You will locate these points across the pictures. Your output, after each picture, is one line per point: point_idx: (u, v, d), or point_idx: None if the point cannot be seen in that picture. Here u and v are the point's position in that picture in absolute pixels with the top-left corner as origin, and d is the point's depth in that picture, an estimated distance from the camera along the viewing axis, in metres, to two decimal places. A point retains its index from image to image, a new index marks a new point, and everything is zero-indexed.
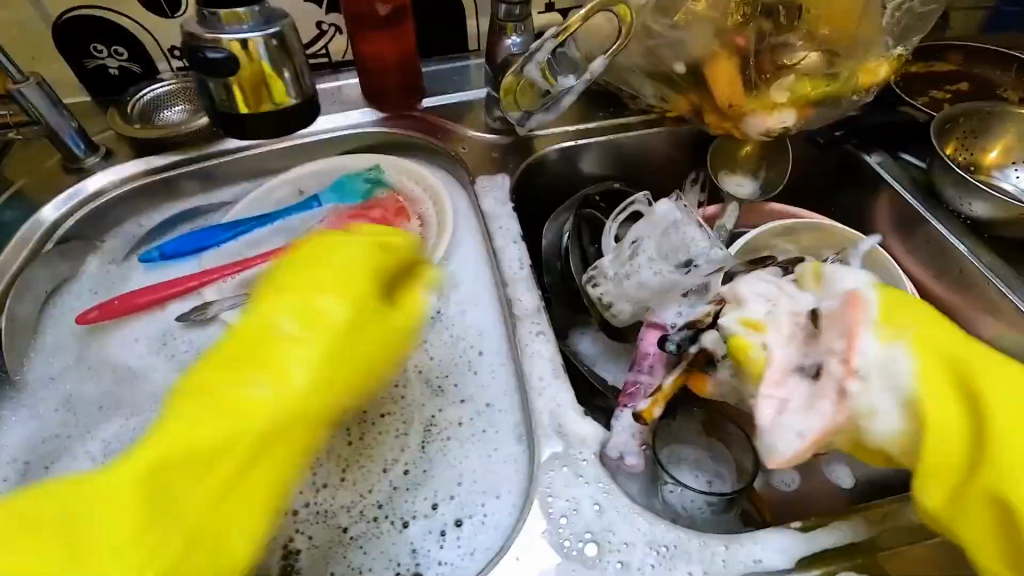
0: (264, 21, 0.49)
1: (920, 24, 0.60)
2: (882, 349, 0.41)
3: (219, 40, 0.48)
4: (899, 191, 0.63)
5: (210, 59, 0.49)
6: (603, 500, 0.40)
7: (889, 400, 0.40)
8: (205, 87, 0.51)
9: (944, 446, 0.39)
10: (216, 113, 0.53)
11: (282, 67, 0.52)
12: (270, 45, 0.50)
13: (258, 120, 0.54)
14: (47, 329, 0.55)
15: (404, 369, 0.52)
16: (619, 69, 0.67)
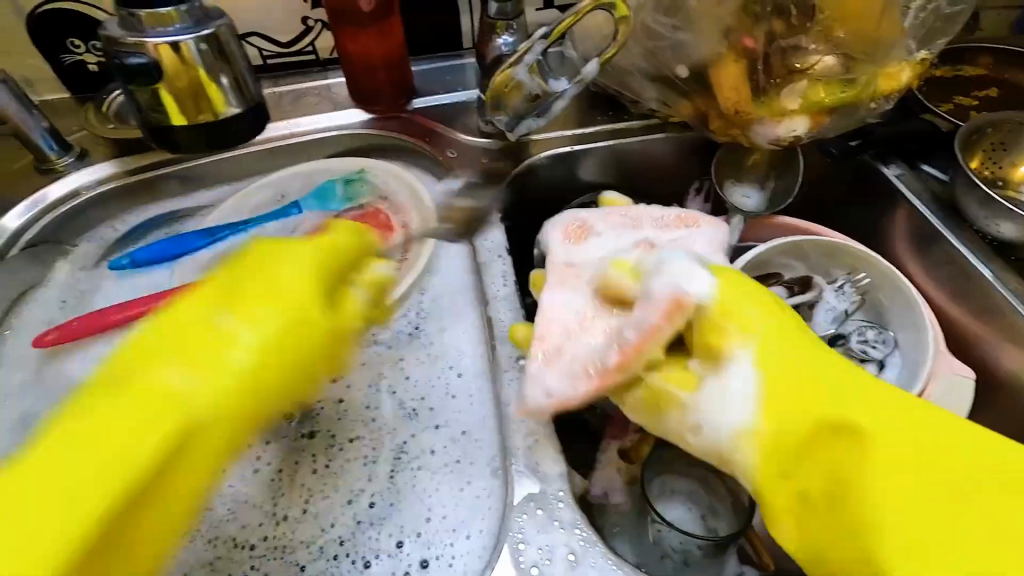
0: (194, 24, 0.46)
1: (947, 27, 0.55)
2: (717, 362, 0.36)
3: (142, 44, 0.45)
4: (918, 207, 0.59)
5: (132, 64, 0.46)
6: (579, 549, 0.37)
7: (730, 393, 0.35)
8: (131, 93, 0.49)
9: (814, 470, 0.34)
10: (146, 121, 0.50)
11: (219, 72, 0.49)
12: (203, 49, 0.47)
13: (192, 130, 0.51)
14: (9, 339, 0.53)
15: (378, 392, 0.49)
16: (618, 72, 0.63)
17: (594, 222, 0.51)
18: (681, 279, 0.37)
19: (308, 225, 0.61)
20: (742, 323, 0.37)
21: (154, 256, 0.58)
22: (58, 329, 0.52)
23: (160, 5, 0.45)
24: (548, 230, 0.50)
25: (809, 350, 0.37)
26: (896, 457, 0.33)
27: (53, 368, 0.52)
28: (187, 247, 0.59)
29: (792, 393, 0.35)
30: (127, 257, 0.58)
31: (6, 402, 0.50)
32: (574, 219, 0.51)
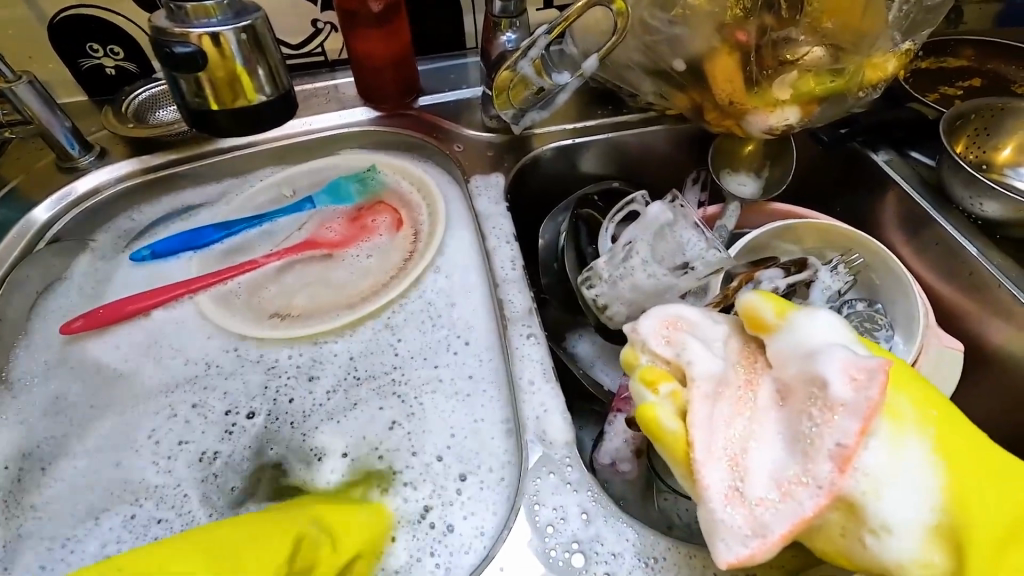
0: (234, 16, 0.49)
1: (931, 18, 0.58)
2: (897, 446, 0.33)
3: (187, 34, 0.47)
4: (906, 190, 0.61)
5: (177, 53, 0.48)
6: (591, 508, 0.39)
7: (908, 510, 0.32)
8: (176, 82, 0.51)
9: (973, 546, 0.32)
10: (187, 108, 0.53)
11: (256, 65, 0.51)
12: (241, 40, 0.49)
13: (227, 118, 0.53)
14: (37, 329, 0.55)
15: (384, 356, 0.53)
16: (617, 66, 0.66)
17: (690, 320, 0.42)
18: (850, 364, 0.34)
19: (321, 221, 0.64)
20: (897, 418, 0.34)
21: (172, 248, 0.60)
22: (84, 317, 0.54)
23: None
24: (647, 328, 0.41)
25: (948, 437, 0.34)
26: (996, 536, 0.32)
27: (80, 355, 0.54)
28: (204, 239, 0.61)
29: (982, 461, 0.34)
30: (147, 249, 0.60)
31: (37, 388, 0.52)
32: (659, 323, 0.41)
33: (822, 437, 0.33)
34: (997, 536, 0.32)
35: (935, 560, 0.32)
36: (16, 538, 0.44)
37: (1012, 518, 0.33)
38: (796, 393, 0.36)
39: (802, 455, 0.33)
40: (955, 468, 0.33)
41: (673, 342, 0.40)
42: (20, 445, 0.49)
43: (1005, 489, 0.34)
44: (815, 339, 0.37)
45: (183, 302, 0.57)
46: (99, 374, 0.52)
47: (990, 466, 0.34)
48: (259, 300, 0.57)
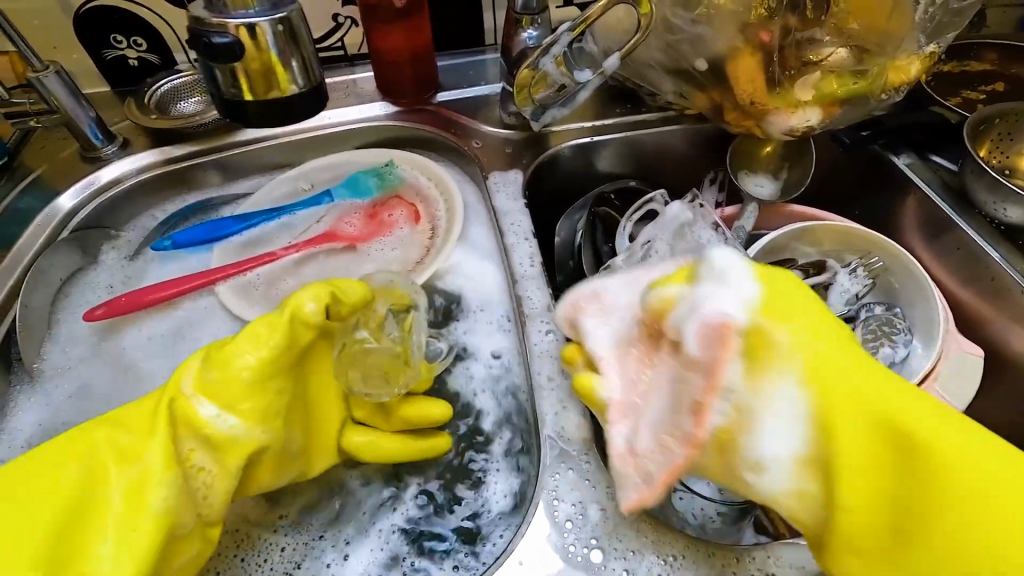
0: (271, 7, 0.49)
1: (957, 20, 0.58)
2: (757, 387, 0.31)
3: (224, 25, 0.48)
4: (928, 194, 0.61)
5: (214, 43, 0.48)
6: (610, 505, 0.39)
7: (781, 443, 0.31)
8: (211, 72, 0.51)
9: (850, 478, 0.29)
10: (220, 98, 0.53)
11: (290, 57, 0.52)
12: (277, 31, 0.50)
13: (260, 108, 0.53)
14: (61, 316, 0.56)
15: None
16: (637, 65, 0.66)
17: (607, 289, 0.39)
18: (734, 298, 0.31)
19: (339, 215, 0.64)
20: (766, 347, 0.30)
21: (193, 238, 0.60)
22: (106, 305, 0.54)
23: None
24: (572, 301, 0.40)
25: (839, 367, 0.31)
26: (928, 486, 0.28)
27: (104, 342, 0.54)
28: (224, 230, 0.61)
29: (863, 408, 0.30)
30: (169, 239, 0.60)
31: (61, 375, 0.53)
32: (573, 300, 0.40)
33: (686, 386, 0.32)
34: (921, 495, 0.28)
35: (808, 489, 0.31)
36: None
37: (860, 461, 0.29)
38: (659, 341, 0.34)
39: (687, 408, 0.32)
40: (843, 392, 0.30)
41: (576, 326, 0.39)
42: (45, 430, 0.49)
43: (840, 423, 0.30)
44: (729, 278, 0.32)
45: (204, 293, 0.57)
46: (123, 364, 0.53)
47: (860, 397, 0.30)
48: (277, 292, 0.58)
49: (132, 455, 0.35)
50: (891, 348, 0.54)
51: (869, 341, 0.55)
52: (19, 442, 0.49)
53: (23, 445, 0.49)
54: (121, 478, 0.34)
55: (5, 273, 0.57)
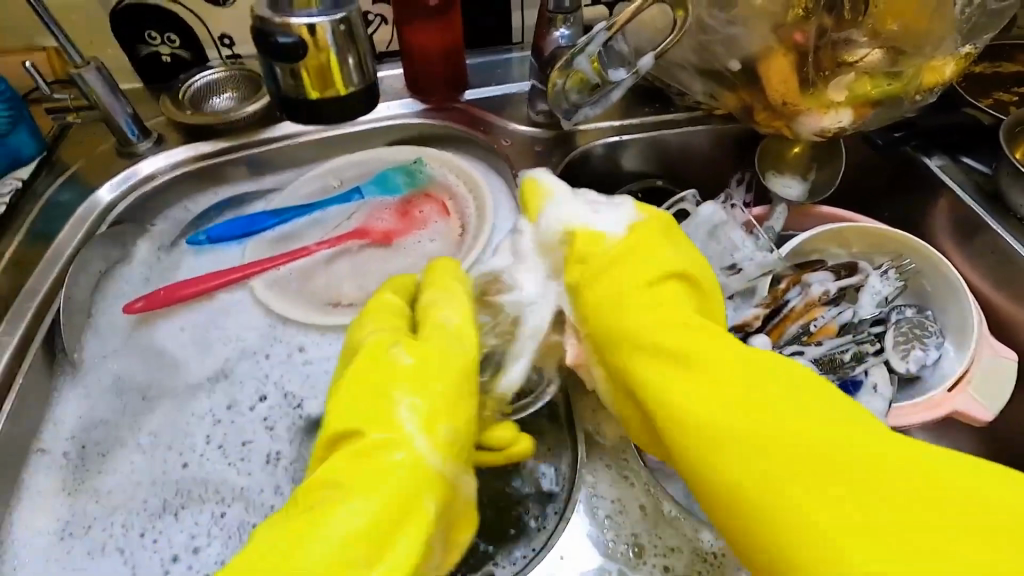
0: (332, 6, 0.50)
1: (994, 22, 0.57)
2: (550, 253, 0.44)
3: (288, 25, 0.49)
4: (960, 196, 0.61)
5: (280, 42, 0.49)
6: (649, 503, 0.40)
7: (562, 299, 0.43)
8: (272, 70, 0.52)
9: (601, 291, 0.40)
10: (281, 96, 0.54)
11: (347, 54, 0.52)
12: (338, 30, 0.50)
13: (320, 105, 0.54)
14: (101, 308, 0.57)
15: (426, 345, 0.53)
16: (667, 64, 0.66)
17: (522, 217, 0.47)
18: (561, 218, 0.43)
19: (368, 212, 0.65)
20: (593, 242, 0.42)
21: (227, 233, 0.61)
22: (146, 297, 0.55)
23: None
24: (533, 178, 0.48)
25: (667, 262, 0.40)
26: (747, 406, 0.33)
27: (142, 333, 0.55)
28: (257, 226, 0.62)
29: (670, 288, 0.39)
30: (204, 234, 0.61)
31: (102, 366, 0.54)
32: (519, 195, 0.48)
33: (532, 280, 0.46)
34: (740, 432, 0.32)
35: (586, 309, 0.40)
36: (91, 510, 0.46)
37: (761, 405, 0.33)
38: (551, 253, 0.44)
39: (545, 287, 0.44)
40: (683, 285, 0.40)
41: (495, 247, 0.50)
42: (89, 421, 0.51)
43: (761, 381, 0.34)
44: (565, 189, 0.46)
45: (238, 287, 0.58)
46: (162, 356, 0.54)
47: (724, 368, 0.35)
48: (311, 287, 0.59)
49: (364, 515, 0.32)
50: (923, 351, 0.55)
51: (901, 344, 0.55)
52: (65, 432, 0.50)
53: (69, 435, 0.50)
54: (341, 526, 0.32)
55: (46, 266, 0.58)
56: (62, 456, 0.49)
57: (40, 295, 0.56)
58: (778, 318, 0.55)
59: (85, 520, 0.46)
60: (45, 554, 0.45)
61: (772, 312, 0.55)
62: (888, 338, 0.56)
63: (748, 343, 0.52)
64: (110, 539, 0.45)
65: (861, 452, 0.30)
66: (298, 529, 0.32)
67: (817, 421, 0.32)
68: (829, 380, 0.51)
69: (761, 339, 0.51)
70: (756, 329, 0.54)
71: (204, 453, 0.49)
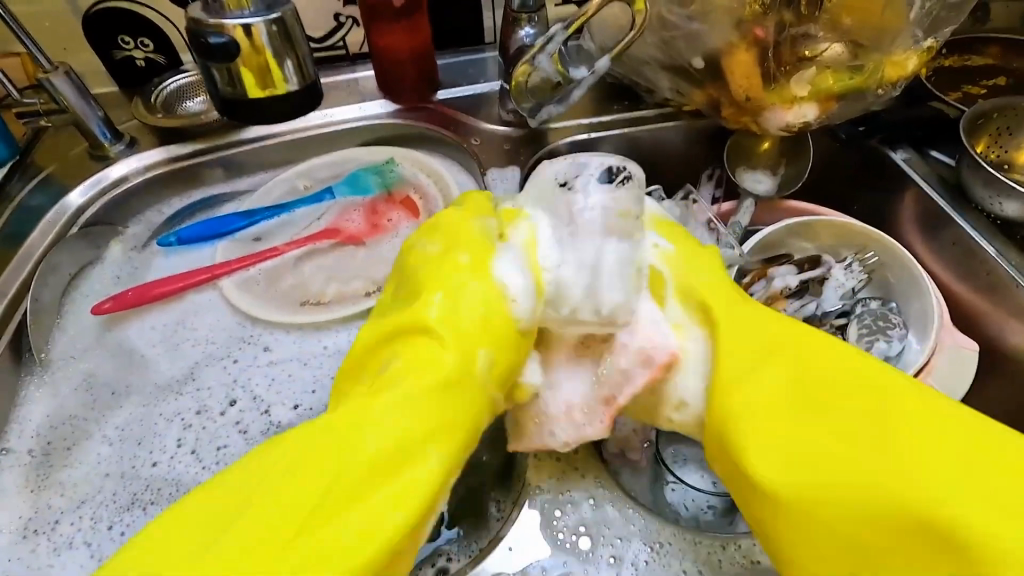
0: (265, 8, 0.52)
1: (953, 16, 0.57)
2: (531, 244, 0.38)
3: (221, 25, 0.50)
4: (924, 189, 0.61)
5: (211, 43, 0.51)
6: (598, 495, 0.42)
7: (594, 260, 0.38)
8: (209, 72, 0.54)
9: (761, 339, 0.36)
10: (220, 98, 0.56)
11: (284, 55, 0.53)
12: (271, 31, 0.52)
13: (257, 104, 0.55)
14: (71, 311, 0.58)
15: None
16: (634, 61, 0.66)
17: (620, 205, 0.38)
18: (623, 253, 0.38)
19: (340, 212, 0.65)
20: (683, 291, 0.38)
21: (198, 235, 0.62)
22: (114, 298, 0.56)
23: None
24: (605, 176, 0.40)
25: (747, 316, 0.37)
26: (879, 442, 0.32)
27: (112, 332, 0.56)
28: (229, 227, 0.63)
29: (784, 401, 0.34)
30: (174, 235, 0.62)
31: (70, 366, 0.54)
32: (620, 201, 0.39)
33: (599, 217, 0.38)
34: (854, 423, 0.32)
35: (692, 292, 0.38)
36: (56, 509, 0.46)
37: (884, 452, 0.31)
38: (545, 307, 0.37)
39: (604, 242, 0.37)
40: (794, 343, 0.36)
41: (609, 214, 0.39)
42: (55, 421, 0.51)
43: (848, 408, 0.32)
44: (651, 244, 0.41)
45: (208, 286, 0.59)
46: (128, 357, 0.55)
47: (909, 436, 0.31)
48: (278, 288, 0.59)
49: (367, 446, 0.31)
50: (886, 343, 0.54)
51: (864, 337, 0.55)
52: (30, 431, 0.50)
53: (34, 435, 0.50)
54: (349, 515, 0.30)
55: (17, 266, 0.59)
56: (26, 454, 0.49)
57: (10, 296, 0.56)
58: None
59: (50, 518, 0.46)
60: (6, 553, 0.44)
61: None
62: (850, 331, 0.56)
63: None
64: (77, 532, 0.45)
65: (864, 457, 0.31)
66: (338, 468, 0.31)
67: (894, 441, 0.32)
68: None
69: None
70: None
71: (176, 455, 0.48)
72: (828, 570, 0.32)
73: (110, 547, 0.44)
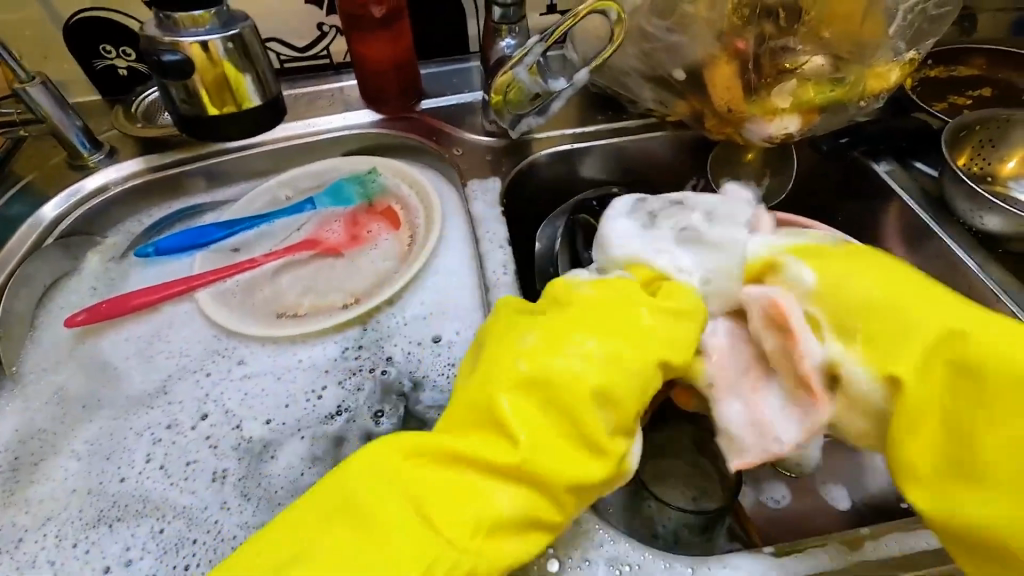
0: (222, 25, 0.52)
1: (936, 27, 0.57)
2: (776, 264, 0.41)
3: (176, 43, 0.51)
4: (907, 201, 0.61)
5: (167, 61, 0.51)
6: (567, 514, 0.40)
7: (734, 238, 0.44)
8: (167, 89, 0.54)
9: (879, 307, 0.37)
10: (179, 115, 0.56)
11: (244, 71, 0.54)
12: (228, 47, 0.52)
13: (219, 121, 0.56)
14: (45, 323, 0.57)
15: (384, 301, 0.56)
16: (617, 72, 0.66)
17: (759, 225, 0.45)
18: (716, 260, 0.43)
19: (319, 223, 0.65)
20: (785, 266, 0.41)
21: (177, 245, 0.62)
22: (88, 310, 0.55)
23: (191, 9, 0.50)
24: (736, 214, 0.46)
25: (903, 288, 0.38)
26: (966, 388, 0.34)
27: (86, 344, 0.56)
28: (207, 237, 0.62)
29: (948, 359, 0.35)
30: (152, 246, 0.61)
31: (42, 379, 0.53)
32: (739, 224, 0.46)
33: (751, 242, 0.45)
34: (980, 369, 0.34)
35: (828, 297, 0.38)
36: (22, 526, 0.46)
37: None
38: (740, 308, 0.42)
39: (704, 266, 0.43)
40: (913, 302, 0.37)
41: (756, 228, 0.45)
42: (25, 436, 0.50)
43: (929, 353, 0.35)
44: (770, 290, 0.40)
45: (186, 298, 0.58)
46: (100, 371, 0.54)
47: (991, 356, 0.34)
48: (254, 299, 0.58)
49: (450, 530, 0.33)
50: None
51: None
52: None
53: (3, 450, 0.50)
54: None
55: None
56: None
57: None
58: None
59: (16, 536, 0.45)
60: None
61: None
62: None
63: None
64: (41, 550, 0.44)
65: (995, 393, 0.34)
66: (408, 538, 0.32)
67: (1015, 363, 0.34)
68: None
69: None
70: None
71: (146, 472, 0.48)
72: (933, 457, 0.34)
73: (74, 567, 0.44)
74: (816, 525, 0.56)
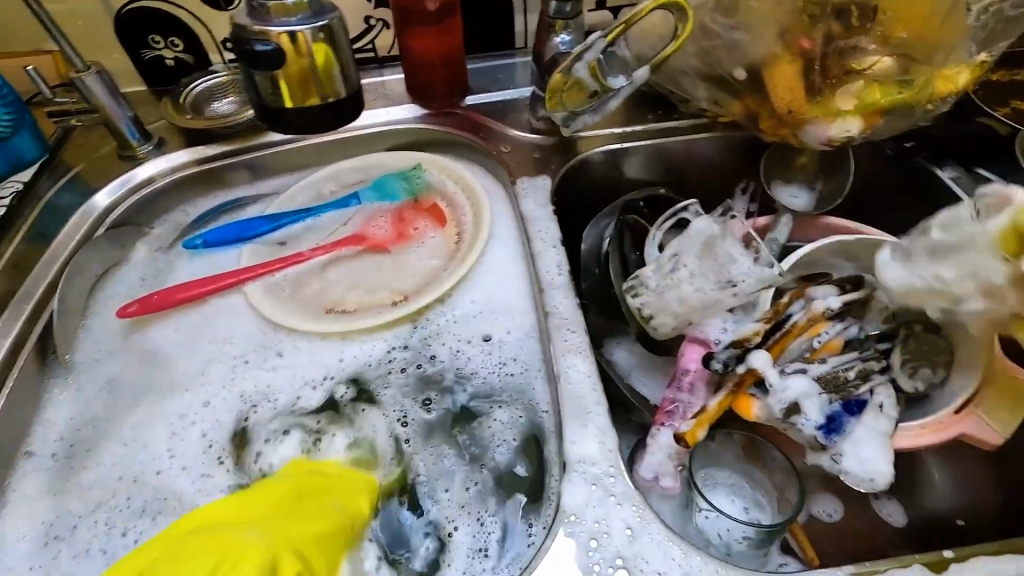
0: (312, 15, 0.51)
1: (1009, 29, 0.55)
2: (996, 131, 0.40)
3: (266, 32, 0.50)
4: None
5: (256, 50, 0.50)
6: (636, 525, 0.40)
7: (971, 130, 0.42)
8: (252, 78, 0.53)
9: None
10: (260, 104, 0.55)
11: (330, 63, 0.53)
12: (317, 38, 0.52)
13: (299, 112, 0.55)
14: (95, 312, 0.57)
15: (433, 299, 0.55)
16: (671, 70, 0.64)
17: None
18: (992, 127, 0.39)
19: (366, 218, 0.64)
20: None
21: (224, 238, 0.61)
22: (139, 301, 0.55)
23: None
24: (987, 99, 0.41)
25: None
26: None
27: (136, 335, 0.56)
28: (254, 230, 0.62)
29: None
30: (200, 238, 0.61)
31: (93, 368, 0.54)
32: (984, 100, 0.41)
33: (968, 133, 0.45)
34: None
35: None
36: (78, 514, 0.46)
37: None
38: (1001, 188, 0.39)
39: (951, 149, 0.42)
40: None
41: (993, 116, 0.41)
42: (78, 425, 0.51)
43: None
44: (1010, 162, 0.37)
45: (233, 291, 0.58)
46: (150, 362, 0.54)
47: None
48: (302, 294, 0.58)
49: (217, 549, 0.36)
50: (931, 370, 0.52)
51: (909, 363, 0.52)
52: (54, 434, 0.50)
53: (57, 438, 0.50)
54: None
55: (44, 266, 0.58)
56: (50, 458, 0.49)
57: (36, 297, 0.56)
58: (780, 332, 0.53)
59: (72, 523, 0.46)
60: (27, 559, 0.44)
61: (773, 328, 0.53)
62: (894, 356, 0.53)
63: (747, 359, 0.49)
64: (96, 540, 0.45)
65: None
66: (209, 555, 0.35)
67: None
68: (833, 400, 0.49)
69: (760, 355, 0.49)
70: (756, 345, 0.52)
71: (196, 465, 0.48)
72: None
73: None
74: (871, 540, 0.55)
